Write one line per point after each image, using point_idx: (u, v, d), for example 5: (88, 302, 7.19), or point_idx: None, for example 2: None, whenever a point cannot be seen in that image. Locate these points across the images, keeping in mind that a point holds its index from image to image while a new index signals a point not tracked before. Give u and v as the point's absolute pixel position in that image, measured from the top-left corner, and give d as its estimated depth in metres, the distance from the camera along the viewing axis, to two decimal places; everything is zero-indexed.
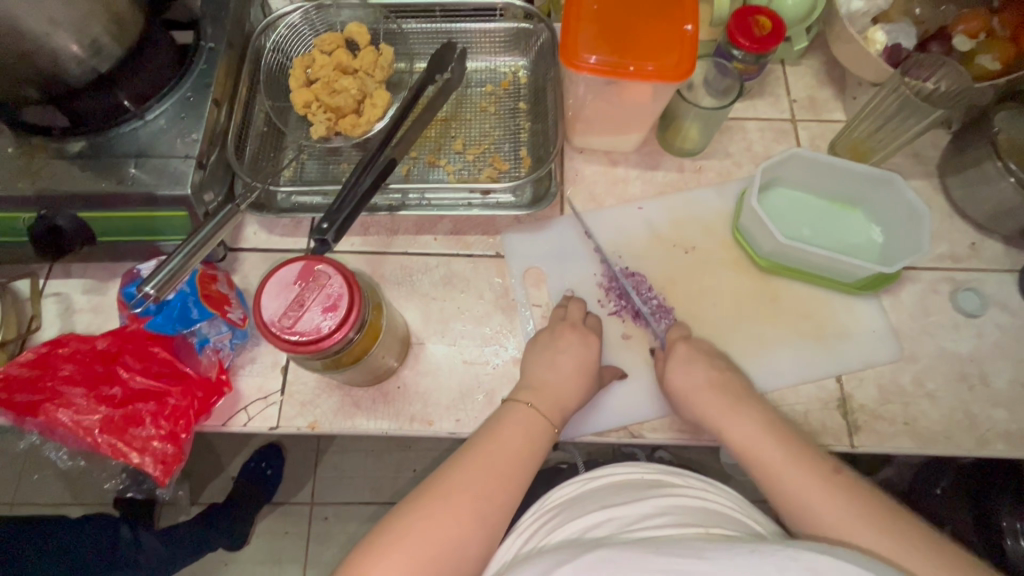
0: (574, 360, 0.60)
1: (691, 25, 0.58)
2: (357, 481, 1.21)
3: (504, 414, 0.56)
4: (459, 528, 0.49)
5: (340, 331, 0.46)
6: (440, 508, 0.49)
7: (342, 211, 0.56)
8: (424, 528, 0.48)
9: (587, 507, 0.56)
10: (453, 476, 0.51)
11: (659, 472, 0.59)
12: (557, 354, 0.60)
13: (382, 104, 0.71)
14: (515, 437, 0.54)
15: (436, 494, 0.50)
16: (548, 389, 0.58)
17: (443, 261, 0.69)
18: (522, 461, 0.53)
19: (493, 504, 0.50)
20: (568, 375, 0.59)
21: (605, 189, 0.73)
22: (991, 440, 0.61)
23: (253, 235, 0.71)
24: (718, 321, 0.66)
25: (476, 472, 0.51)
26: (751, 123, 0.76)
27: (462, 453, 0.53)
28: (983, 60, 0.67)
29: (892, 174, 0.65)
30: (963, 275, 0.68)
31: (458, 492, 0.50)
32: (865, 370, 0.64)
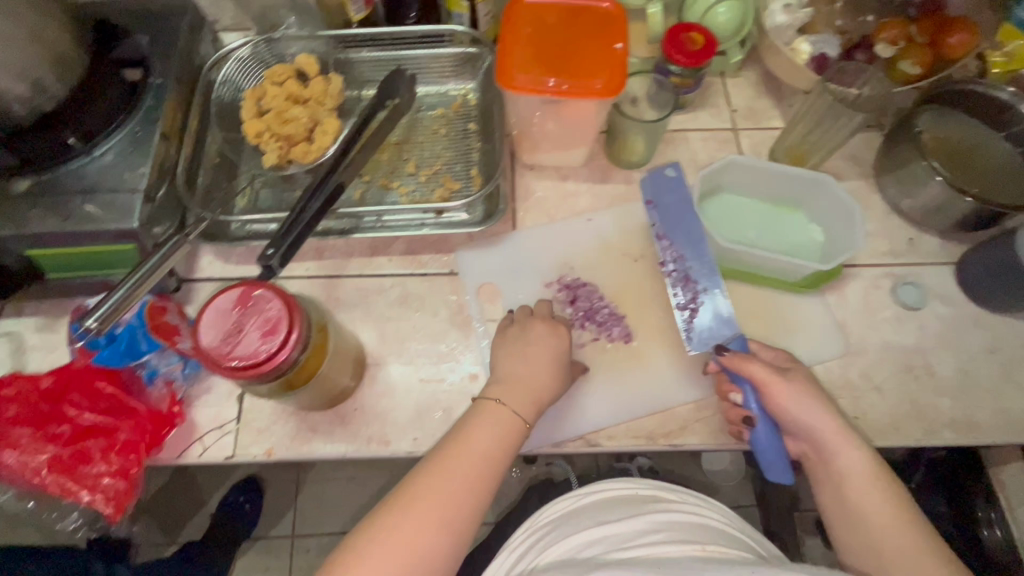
0: (541, 364, 0.59)
1: (620, 43, 0.60)
2: (340, 509, 1.19)
3: (472, 414, 0.56)
4: (424, 545, 0.48)
5: (289, 346, 0.47)
6: (404, 523, 0.48)
7: (288, 237, 0.57)
8: (388, 545, 0.47)
9: (580, 522, 0.62)
10: (424, 484, 0.50)
11: (652, 486, 0.68)
12: (524, 353, 0.59)
13: (332, 131, 0.73)
14: (483, 438, 0.54)
15: (400, 507, 0.49)
16: (516, 386, 0.57)
17: (398, 281, 0.70)
18: (488, 466, 0.53)
19: (458, 517, 0.50)
20: (535, 373, 0.58)
21: (555, 204, 0.75)
22: (939, 429, 0.63)
23: (207, 264, 0.71)
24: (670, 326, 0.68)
25: (444, 483, 0.50)
26: (694, 134, 0.79)
27: (427, 460, 0.53)
28: (905, 66, 0.70)
29: (825, 175, 0.67)
30: (902, 270, 0.71)
31: (424, 506, 0.49)
32: (814, 367, 0.66)
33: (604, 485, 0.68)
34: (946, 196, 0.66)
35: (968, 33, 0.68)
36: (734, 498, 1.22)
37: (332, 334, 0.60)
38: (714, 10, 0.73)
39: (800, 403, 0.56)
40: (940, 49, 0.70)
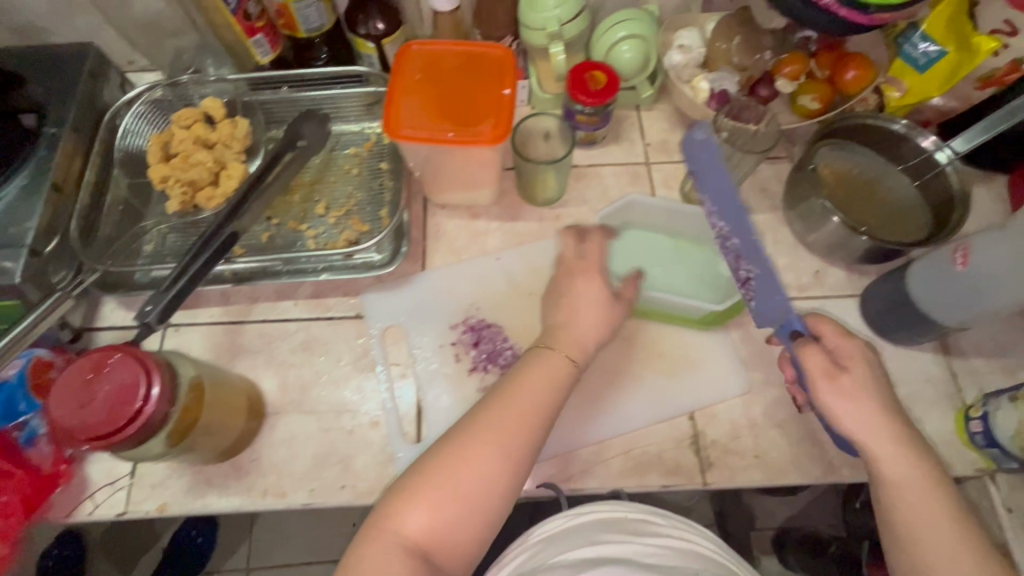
0: (593, 320, 0.60)
1: (509, 89, 0.61)
2: (296, 541, 1.17)
3: (529, 361, 0.58)
4: (489, 476, 0.51)
5: (151, 407, 0.47)
6: (474, 456, 0.51)
7: (169, 292, 0.57)
8: (454, 477, 0.51)
9: (576, 540, 0.60)
10: (470, 423, 0.54)
11: (641, 509, 0.65)
12: (573, 310, 0.60)
13: (237, 175, 0.72)
14: (531, 383, 0.56)
15: (463, 444, 0.52)
16: (572, 337, 0.59)
17: (303, 326, 0.70)
18: (545, 407, 0.55)
19: (518, 453, 0.53)
20: (575, 326, 0.59)
21: (465, 243, 0.75)
22: (839, 466, 0.63)
23: (110, 312, 0.70)
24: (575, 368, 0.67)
25: (506, 422, 0.53)
26: (607, 169, 0.79)
27: (494, 398, 0.55)
28: (805, 101, 0.72)
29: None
30: (807, 304, 0.71)
31: (480, 438, 0.52)
32: (716, 406, 0.65)
33: (595, 505, 0.65)
34: (842, 232, 0.66)
35: (864, 69, 0.69)
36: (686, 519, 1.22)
37: (213, 385, 0.59)
38: (617, 48, 0.74)
39: (845, 404, 0.50)
40: (838, 85, 0.71)
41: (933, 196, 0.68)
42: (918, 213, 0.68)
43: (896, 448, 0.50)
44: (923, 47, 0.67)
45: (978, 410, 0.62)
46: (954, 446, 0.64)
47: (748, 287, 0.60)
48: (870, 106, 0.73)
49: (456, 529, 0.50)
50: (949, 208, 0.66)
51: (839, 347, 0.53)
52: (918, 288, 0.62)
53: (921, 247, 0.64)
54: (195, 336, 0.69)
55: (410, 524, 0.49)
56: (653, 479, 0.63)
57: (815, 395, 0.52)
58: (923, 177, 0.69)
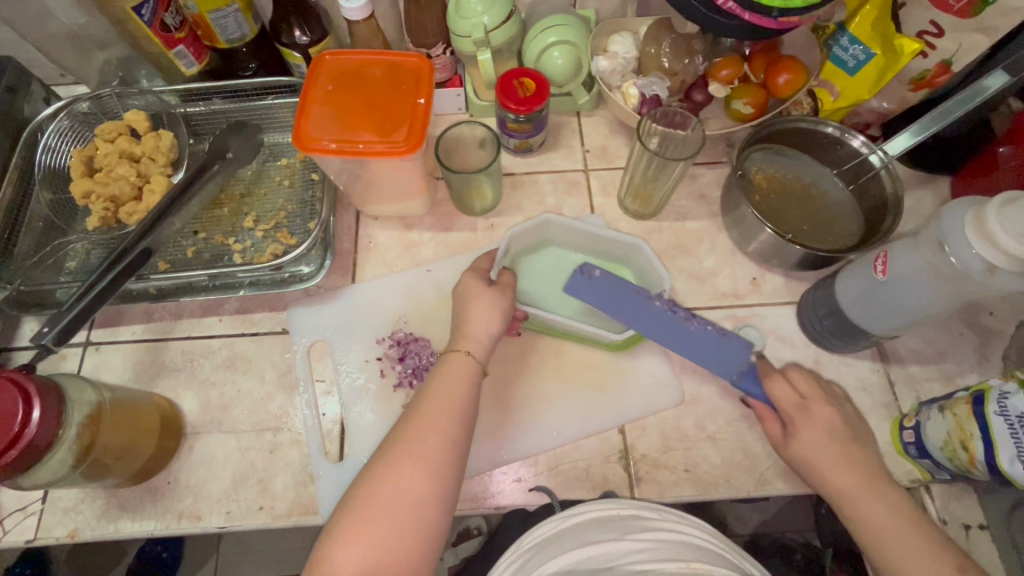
0: (495, 316, 0.58)
1: (423, 99, 0.60)
2: (264, 555, 1.13)
3: (441, 367, 0.55)
4: (420, 490, 0.47)
5: (32, 429, 0.46)
6: (397, 474, 0.47)
7: (69, 311, 0.56)
8: (380, 502, 0.46)
9: (565, 546, 0.53)
10: (390, 445, 0.50)
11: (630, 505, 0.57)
12: (471, 310, 0.58)
13: (159, 189, 0.70)
14: (448, 387, 0.53)
15: (385, 465, 0.48)
16: (478, 335, 0.57)
17: (226, 342, 0.68)
18: (461, 407, 0.52)
19: (445, 460, 0.49)
20: (481, 324, 0.58)
21: (398, 254, 0.73)
22: (770, 479, 0.61)
23: (29, 331, 0.68)
24: (490, 385, 0.66)
25: (429, 429, 0.50)
26: (544, 176, 0.78)
27: (412, 412, 0.52)
28: (738, 105, 0.70)
29: (639, 240, 0.66)
30: (744, 311, 0.70)
31: (402, 455, 0.48)
32: (646, 419, 0.64)
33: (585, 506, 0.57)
34: (773, 238, 0.65)
35: (795, 71, 0.68)
36: None
37: (120, 403, 0.57)
38: (548, 52, 0.72)
39: (824, 453, 0.54)
40: (772, 88, 0.69)
41: (869, 200, 0.67)
42: (851, 218, 0.67)
43: (869, 492, 0.52)
44: (853, 49, 0.67)
45: (911, 420, 0.61)
46: (890, 455, 0.62)
47: (720, 330, 0.62)
48: (805, 108, 0.71)
49: (396, 561, 0.45)
50: (881, 214, 0.65)
51: (798, 402, 0.56)
52: (847, 296, 0.61)
53: (852, 253, 0.62)
54: (116, 355, 0.67)
55: (343, 563, 0.44)
56: (581, 495, 0.61)
57: (795, 438, 0.56)
58: (857, 180, 0.68)
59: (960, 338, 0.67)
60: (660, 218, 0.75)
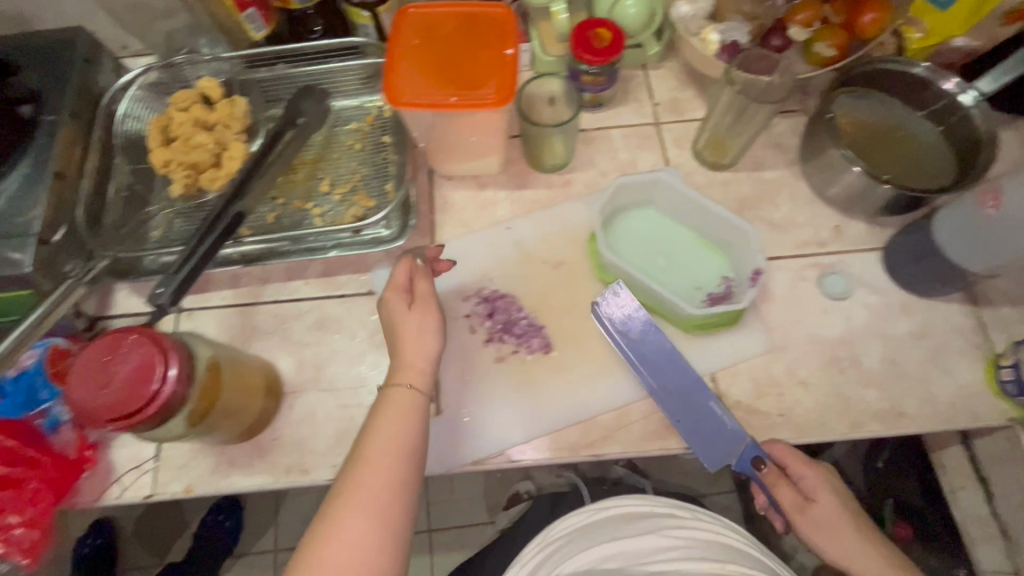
0: (424, 349, 0.56)
1: (511, 50, 0.59)
2: None
3: (381, 407, 0.53)
4: (368, 541, 0.47)
5: (169, 386, 0.46)
6: (349, 521, 0.47)
7: (180, 274, 0.56)
8: (332, 553, 0.46)
9: (600, 536, 0.58)
10: (340, 491, 0.49)
11: (666, 503, 0.62)
12: (401, 336, 0.56)
13: (239, 155, 0.71)
14: (399, 428, 0.52)
15: (337, 512, 0.47)
16: (417, 365, 0.55)
17: (315, 305, 0.69)
18: (409, 454, 0.51)
19: (386, 509, 0.48)
20: (413, 354, 0.55)
21: (474, 214, 0.73)
22: (866, 422, 0.62)
23: (122, 299, 0.69)
24: (565, 335, 0.66)
25: (378, 479, 0.49)
26: (615, 131, 0.77)
27: (360, 456, 0.50)
28: (821, 48, 0.69)
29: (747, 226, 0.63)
30: (829, 259, 0.69)
31: (343, 506, 0.48)
32: (738, 366, 0.64)
33: (620, 500, 0.62)
34: (865, 182, 0.64)
35: (882, 10, 0.66)
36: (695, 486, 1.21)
37: (229, 364, 0.58)
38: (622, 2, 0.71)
39: None
40: (855, 29, 0.68)
41: (957, 141, 0.66)
42: (942, 159, 0.66)
43: None
44: None
45: (1008, 358, 0.60)
46: (984, 396, 0.62)
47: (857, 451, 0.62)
48: (888, 49, 0.70)
49: None
50: (974, 153, 0.63)
51: None
52: (944, 234, 0.60)
53: (946, 194, 0.61)
54: (208, 320, 0.69)
55: None
56: (677, 441, 0.62)
57: None
58: (947, 121, 0.66)
59: None
60: (737, 168, 0.74)
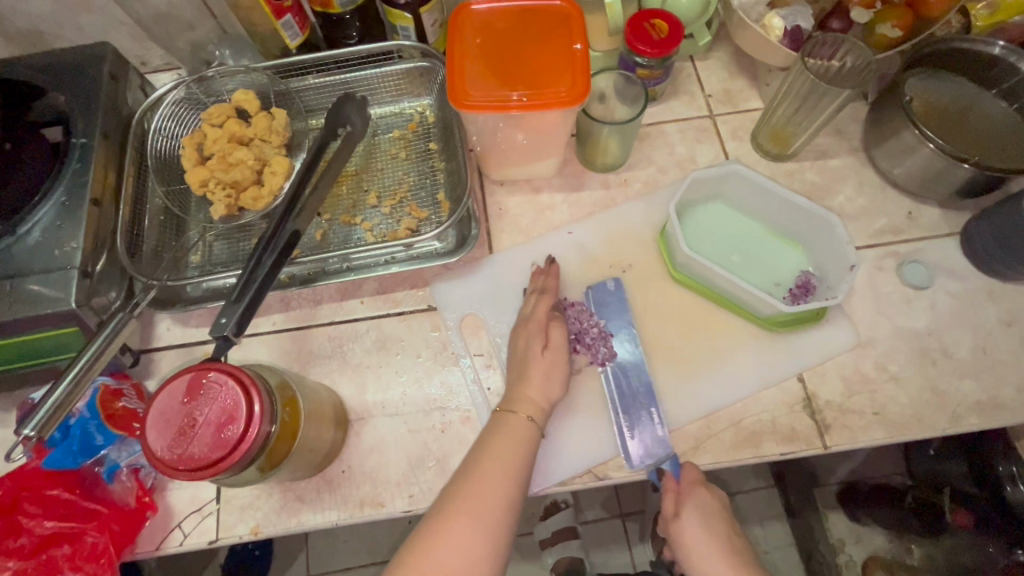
0: (555, 379, 0.57)
1: (580, 44, 0.56)
2: (353, 544, 1.09)
3: (500, 428, 0.54)
4: (474, 553, 0.48)
5: (255, 428, 0.42)
6: (450, 533, 0.48)
7: (241, 300, 0.52)
8: (436, 562, 0.47)
9: None
10: (452, 500, 0.50)
11: None
12: (531, 367, 0.57)
13: (282, 170, 0.67)
14: (512, 451, 0.53)
15: (443, 522, 0.49)
16: (537, 395, 0.56)
17: (373, 324, 0.65)
18: (521, 479, 0.52)
19: (498, 525, 0.49)
20: (541, 383, 0.57)
21: (531, 220, 0.70)
22: (965, 415, 0.59)
23: (166, 330, 0.65)
24: (642, 342, 0.63)
25: (490, 492, 0.50)
26: (670, 126, 0.74)
27: (472, 469, 0.52)
28: (884, 29, 0.66)
29: (831, 217, 0.60)
30: (905, 248, 0.67)
31: (456, 514, 0.49)
32: (825, 364, 0.62)
33: None
34: (946, 165, 0.61)
35: None
36: (738, 483, 1.19)
37: (302, 397, 0.54)
38: None
39: None
40: (920, 8, 0.66)
41: None
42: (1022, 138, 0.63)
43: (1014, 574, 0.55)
44: None
45: None
46: None
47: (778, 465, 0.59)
48: (953, 28, 0.68)
49: None
50: None
51: None
52: None
53: None
54: (260, 347, 0.65)
55: None
56: (770, 447, 0.59)
57: None
58: (1021, 99, 0.64)
59: None
60: (799, 158, 0.72)
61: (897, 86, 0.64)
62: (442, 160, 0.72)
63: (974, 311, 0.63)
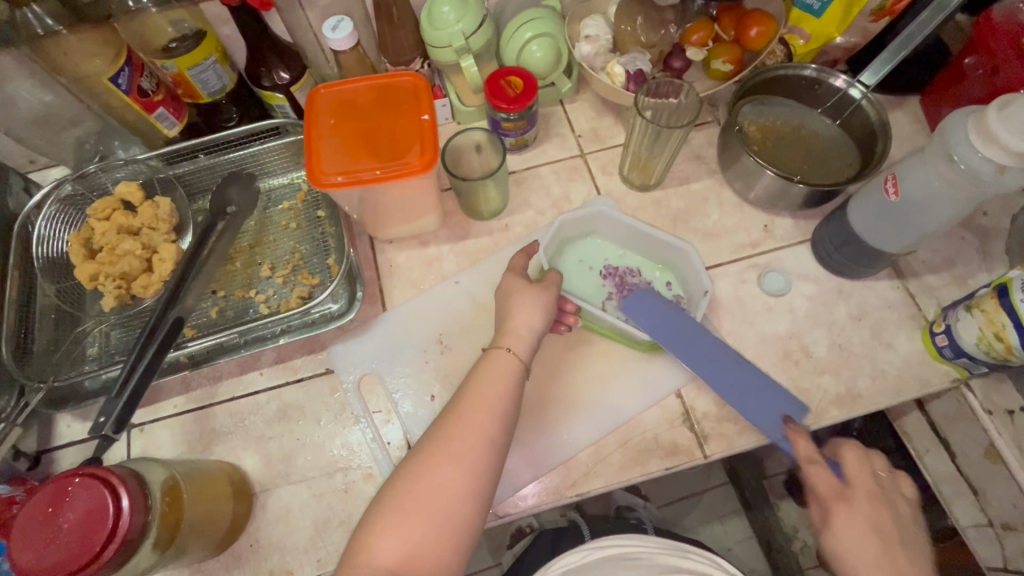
0: (537, 313, 0.59)
1: (427, 114, 0.60)
2: None
3: (488, 362, 0.57)
4: (455, 490, 0.49)
5: (124, 524, 0.44)
6: (433, 472, 0.49)
7: (120, 397, 0.54)
8: (423, 495, 0.48)
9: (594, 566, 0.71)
10: (439, 434, 0.52)
11: (654, 543, 0.74)
12: (514, 307, 0.59)
13: (169, 257, 0.68)
14: (493, 387, 0.54)
15: (428, 461, 0.50)
16: (521, 334, 0.58)
17: (274, 395, 0.67)
18: (501, 415, 0.53)
19: (480, 461, 0.50)
20: (523, 320, 0.59)
21: (421, 272, 0.74)
22: (827, 409, 0.64)
23: (66, 427, 0.66)
24: (536, 377, 0.67)
25: (472, 427, 0.51)
26: (545, 168, 0.79)
27: (456, 407, 0.53)
28: (718, 65, 0.73)
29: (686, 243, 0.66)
30: (765, 259, 0.73)
31: (438, 454, 0.50)
32: (699, 378, 0.66)
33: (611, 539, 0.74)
34: (781, 184, 0.68)
35: (765, 23, 0.71)
36: (698, 483, 1.21)
37: (190, 480, 0.56)
38: (527, 48, 0.74)
39: None
40: (745, 42, 0.73)
41: (858, 131, 0.71)
42: (845, 151, 0.71)
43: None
44: None
45: (941, 324, 0.64)
46: (927, 363, 0.66)
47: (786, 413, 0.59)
48: (779, 57, 0.74)
49: (426, 557, 0.46)
50: (873, 142, 0.68)
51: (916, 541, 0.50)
52: (861, 221, 0.64)
53: (854, 183, 0.66)
54: (163, 432, 0.66)
55: (382, 553, 0.46)
56: (656, 464, 0.63)
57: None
58: (842, 115, 0.72)
59: (963, 242, 0.72)
60: (665, 185, 0.77)
61: (734, 117, 0.70)
62: (331, 225, 0.75)
63: (828, 309, 0.69)
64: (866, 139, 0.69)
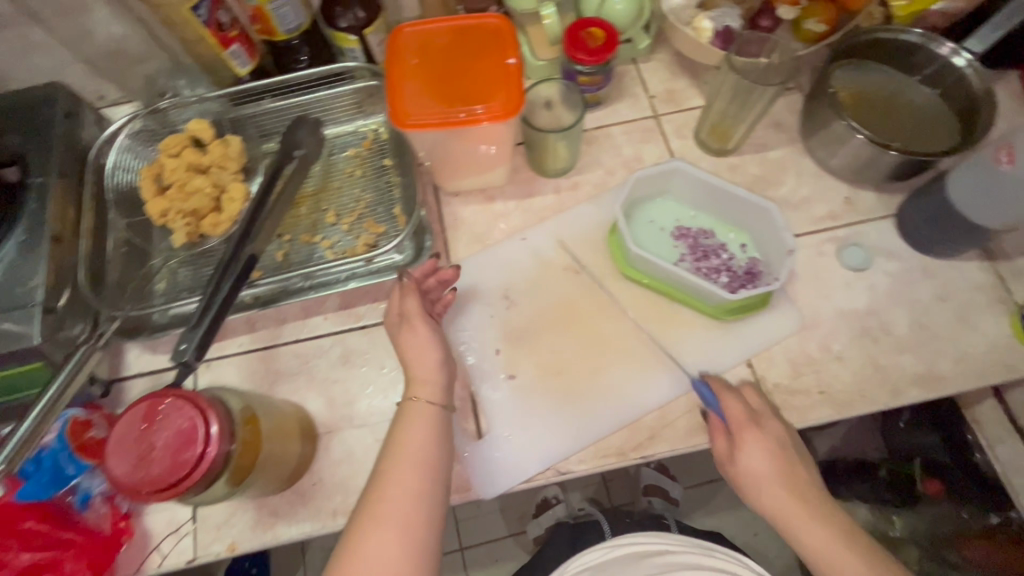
0: (435, 352, 0.57)
1: (513, 58, 0.58)
2: None
3: (404, 419, 0.55)
4: (393, 556, 0.48)
5: (213, 448, 0.44)
6: (370, 540, 0.48)
7: (199, 326, 0.55)
8: (366, 563, 0.47)
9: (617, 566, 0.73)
10: (367, 500, 0.50)
11: (676, 541, 0.75)
12: (408, 352, 0.57)
13: (239, 196, 0.68)
14: (415, 442, 0.53)
15: (363, 527, 0.49)
16: (429, 379, 0.56)
17: (337, 339, 0.67)
18: (424, 473, 0.52)
19: (416, 523, 0.49)
20: (424, 366, 0.56)
21: (486, 228, 0.72)
22: (905, 389, 0.62)
23: (135, 358, 0.67)
24: (591, 343, 0.66)
25: (395, 489, 0.50)
26: (616, 128, 0.77)
27: (376, 471, 0.52)
28: (811, 24, 0.70)
29: (771, 207, 0.63)
30: (845, 232, 0.70)
31: (367, 523, 0.49)
32: (771, 349, 0.64)
33: (630, 538, 0.76)
34: (872, 153, 0.64)
35: None
36: None
37: (263, 415, 0.56)
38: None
39: None
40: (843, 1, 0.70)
41: (957, 102, 0.67)
42: (942, 121, 0.67)
43: None
44: None
45: None
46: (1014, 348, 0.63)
47: None
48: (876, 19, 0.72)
49: None
50: (974, 112, 0.65)
51: None
52: (959, 195, 0.60)
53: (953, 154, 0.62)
54: (229, 369, 0.67)
55: None
56: None
57: None
58: (942, 84, 0.68)
59: None
60: (741, 152, 0.74)
61: (825, 78, 0.67)
62: (397, 174, 0.74)
63: (910, 287, 0.66)
64: (965, 109, 0.66)
